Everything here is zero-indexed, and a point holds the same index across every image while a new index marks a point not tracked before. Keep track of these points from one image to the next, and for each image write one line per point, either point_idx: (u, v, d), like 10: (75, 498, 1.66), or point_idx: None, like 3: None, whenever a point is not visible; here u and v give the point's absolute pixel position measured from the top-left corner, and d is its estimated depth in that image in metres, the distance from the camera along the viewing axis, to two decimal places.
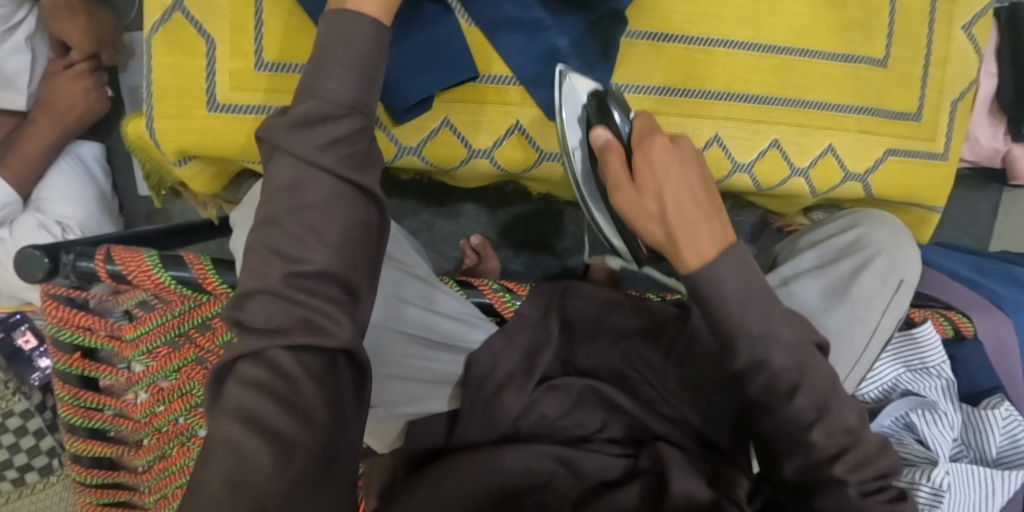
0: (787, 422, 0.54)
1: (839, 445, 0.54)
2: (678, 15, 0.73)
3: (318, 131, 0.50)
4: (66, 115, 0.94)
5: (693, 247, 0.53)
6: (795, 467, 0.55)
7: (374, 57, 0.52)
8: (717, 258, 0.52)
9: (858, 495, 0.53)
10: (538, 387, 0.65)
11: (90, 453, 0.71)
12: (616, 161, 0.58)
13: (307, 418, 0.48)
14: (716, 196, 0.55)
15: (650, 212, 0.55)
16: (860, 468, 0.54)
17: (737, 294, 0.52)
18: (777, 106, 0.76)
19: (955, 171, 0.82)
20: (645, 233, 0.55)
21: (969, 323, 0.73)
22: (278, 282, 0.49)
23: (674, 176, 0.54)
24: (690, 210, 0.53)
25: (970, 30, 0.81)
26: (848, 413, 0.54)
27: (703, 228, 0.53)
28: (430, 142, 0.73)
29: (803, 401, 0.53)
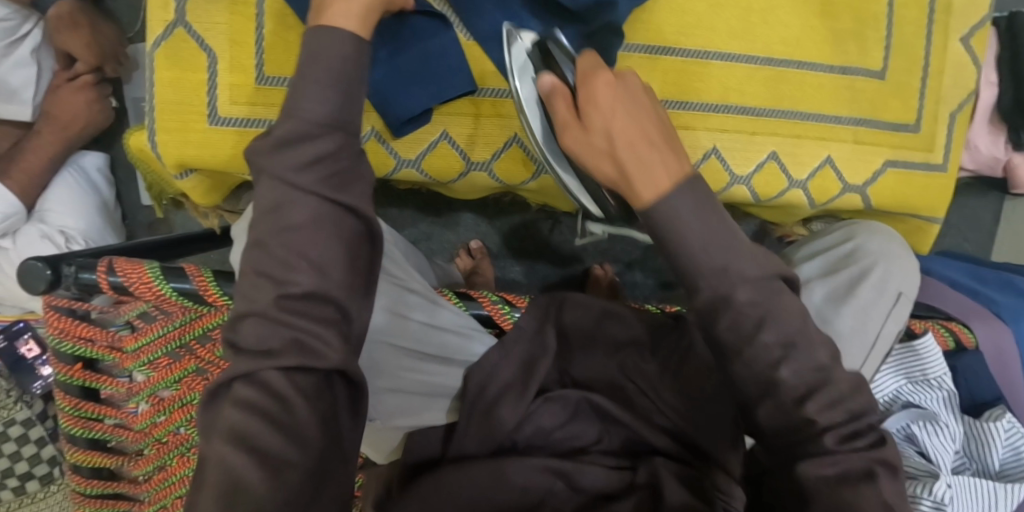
0: (752, 365, 0.50)
1: (808, 384, 0.50)
2: (671, 28, 0.74)
3: (296, 151, 0.50)
4: (68, 127, 0.94)
5: (648, 184, 0.50)
6: (769, 412, 0.51)
7: (349, 72, 0.52)
8: (676, 193, 0.49)
9: (835, 443, 0.50)
10: (535, 401, 0.65)
11: (90, 464, 0.71)
12: (563, 104, 0.56)
13: (299, 438, 0.49)
14: (669, 131, 0.52)
15: (600, 150, 0.53)
16: (833, 408, 0.50)
17: (698, 228, 0.49)
18: (773, 118, 0.76)
19: (954, 182, 0.82)
20: (599, 174, 0.53)
21: (971, 335, 0.72)
22: (267, 304, 0.49)
23: (621, 111, 0.52)
24: (642, 147, 0.51)
25: (968, 42, 0.81)
26: (820, 350, 0.51)
27: (658, 163, 0.50)
28: (429, 154, 0.74)
29: (770, 337, 0.49)
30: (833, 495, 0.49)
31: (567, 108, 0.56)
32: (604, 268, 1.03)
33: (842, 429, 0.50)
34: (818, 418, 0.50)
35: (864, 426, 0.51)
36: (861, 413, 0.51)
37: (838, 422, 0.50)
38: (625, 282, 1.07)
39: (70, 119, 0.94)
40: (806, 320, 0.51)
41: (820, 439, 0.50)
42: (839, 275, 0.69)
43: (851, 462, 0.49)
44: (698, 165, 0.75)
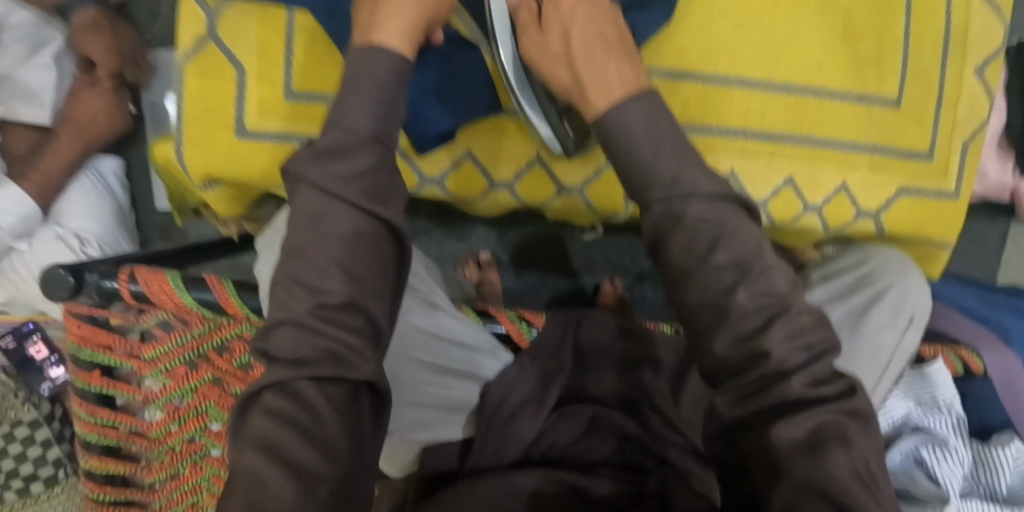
0: (707, 288, 0.51)
1: (764, 312, 0.50)
2: (693, 54, 0.75)
3: (340, 162, 0.52)
4: (87, 130, 0.95)
5: (599, 87, 0.58)
6: (725, 344, 0.50)
7: (393, 87, 0.54)
8: (625, 96, 0.57)
9: (802, 385, 0.48)
10: (549, 417, 0.66)
11: (103, 471, 0.71)
12: (527, 13, 0.63)
13: (329, 450, 0.49)
14: (621, 44, 0.62)
15: (556, 55, 0.61)
16: (792, 342, 0.49)
17: (645, 130, 0.55)
18: (791, 143, 0.77)
19: (965, 208, 0.83)
20: (552, 78, 0.62)
21: (978, 360, 0.72)
22: (303, 313, 0.51)
23: (580, 23, 0.61)
24: (596, 54, 0.60)
25: (981, 73, 0.82)
26: (777, 275, 0.51)
27: (609, 70, 0.59)
28: (453, 173, 0.76)
29: (723, 259, 0.51)
30: (808, 457, 0.46)
31: (532, 17, 0.62)
32: (614, 283, 1.03)
33: (808, 373, 0.49)
34: (777, 351, 0.48)
35: (829, 373, 0.50)
36: (822, 353, 0.50)
37: (801, 364, 0.49)
38: (635, 297, 1.08)
39: (89, 123, 0.95)
40: (759, 245, 0.52)
41: (786, 382, 0.48)
42: (854, 297, 0.70)
43: (822, 415, 0.47)
44: None
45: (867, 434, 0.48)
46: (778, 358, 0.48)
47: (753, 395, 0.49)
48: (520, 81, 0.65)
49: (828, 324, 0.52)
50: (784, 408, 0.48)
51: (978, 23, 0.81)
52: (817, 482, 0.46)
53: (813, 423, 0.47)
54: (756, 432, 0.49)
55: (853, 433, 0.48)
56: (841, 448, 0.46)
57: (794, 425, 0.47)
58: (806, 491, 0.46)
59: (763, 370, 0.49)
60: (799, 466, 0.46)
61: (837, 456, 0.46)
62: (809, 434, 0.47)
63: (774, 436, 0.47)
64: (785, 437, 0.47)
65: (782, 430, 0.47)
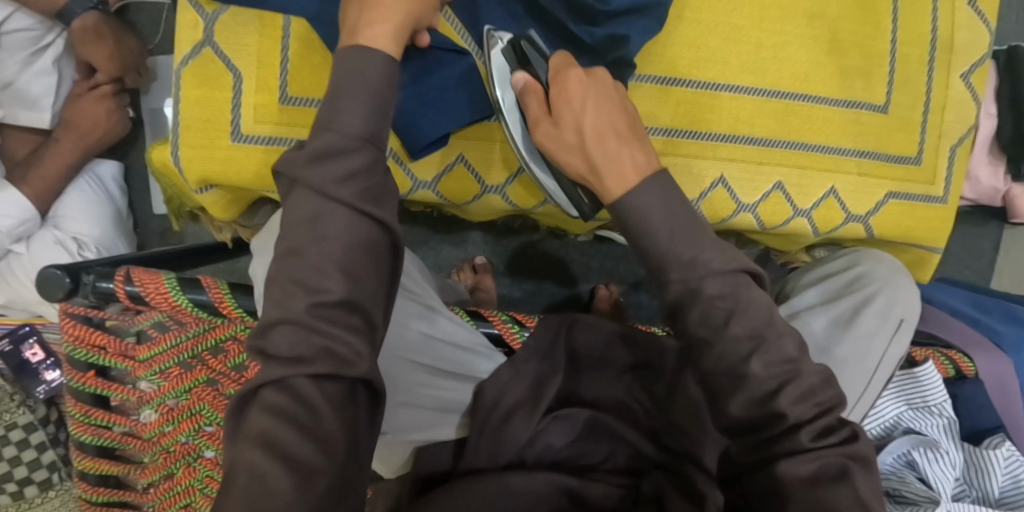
0: (725, 358, 0.52)
1: (777, 378, 0.51)
2: (684, 61, 0.76)
3: (337, 162, 0.52)
4: (86, 135, 0.96)
5: (616, 178, 0.54)
6: (741, 406, 0.52)
7: (387, 91, 0.55)
8: (643, 188, 0.53)
9: (810, 439, 0.51)
10: (543, 420, 0.66)
11: (97, 471, 0.72)
12: (535, 101, 0.60)
13: (326, 445, 0.50)
14: (637, 127, 0.57)
15: (570, 145, 0.57)
16: (803, 402, 0.51)
17: (661, 215, 0.53)
18: (781, 149, 0.78)
19: (953, 213, 0.83)
20: (568, 167, 0.58)
21: (970, 363, 0.73)
22: (301, 311, 0.51)
23: (591, 108, 0.56)
24: (609, 142, 0.55)
25: (968, 78, 0.83)
26: (788, 343, 0.52)
27: (625, 158, 0.54)
28: (445, 177, 0.77)
29: (738, 330, 0.51)
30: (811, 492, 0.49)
31: (540, 104, 0.60)
32: (609, 289, 1.04)
33: (815, 426, 0.51)
34: (790, 412, 0.51)
35: (835, 422, 0.52)
36: (830, 409, 0.52)
37: (810, 418, 0.51)
38: (630, 303, 1.09)
39: (90, 128, 0.96)
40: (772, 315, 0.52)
41: (796, 435, 0.51)
42: (844, 300, 0.70)
43: (827, 457, 0.50)
44: (707, 193, 0.77)
45: (871, 478, 0.50)
46: (792, 418, 0.51)
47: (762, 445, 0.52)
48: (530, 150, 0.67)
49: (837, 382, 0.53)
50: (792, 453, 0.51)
51: (964, 32, 0.83)
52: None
53: (818, 463, 0.50)
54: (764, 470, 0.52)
55: (858, 475, 0.50)
56: (843, 486, 0.49)
57: (801, 464, 0.50)
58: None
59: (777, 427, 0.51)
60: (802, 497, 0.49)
61: (840, 490, 0.49)
62: (814, 474, 0.50)
63: (781, 474, 0.50)
64: (791, 474, 0.50)
65: (789, 468, 0.50)
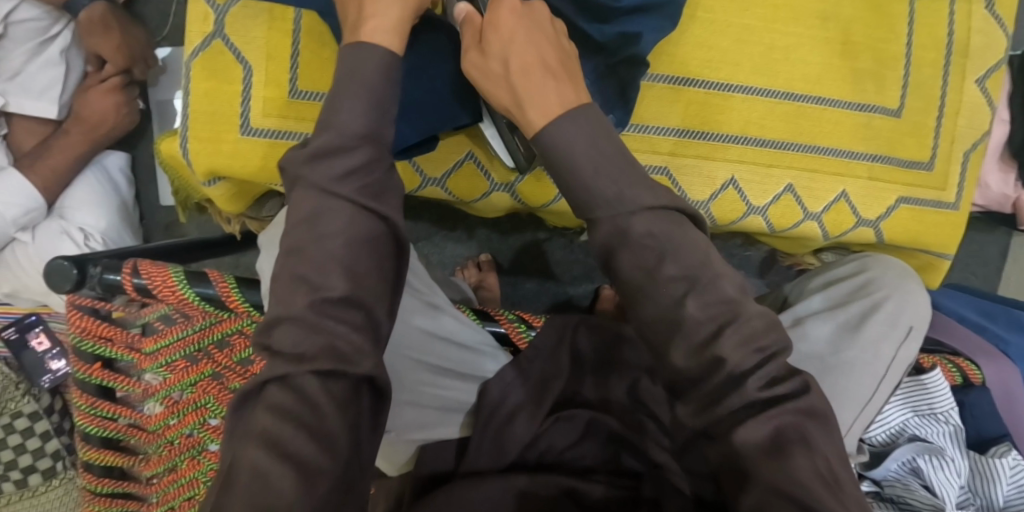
0: (659, 302, 0.52)
1: (716, 321, 0.51)
2: (696, 61, 0.75)
3: (333, 161, 0.53)
4: (99, 127, 0.96)
5: (539, 108, 0.55)
6: (684, 355, 0.51)
7: (384, 88, 0.54)
8: (566, 119, 0.54)
9: (756, 389, 0.50)
10: (547, 419, 0.66)
11: (102, 463, 0.71)
12: (469, 30, 0.58)
13: (330, 444, 0.50)
14: (566, 61, 0.57)
15: (496, 75, 0.56)
16: (745, 347, 0.51)
17: (585, 148, 0.54)
18: (792, 151, 0.78)
19: (966, 220, 0.83)
20: (493, 97, 0.57)
21: (977, 371, 0.73)
22: (303, 308, 0.52)
23: (520, 39, 0.56)
24: (534, 73, 0.55)
25: (983, 83, 0.82)
26: (725, 285, 0.52)
27: (550, 90, 0.55)
28: (453, 174, 0.78)
29: (671, 270, 0.52)
30: (770, 462, 0.49)
31: (474, 34, 0.58)
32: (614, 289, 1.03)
33: (761, 374, 0.51)
34: (731, 357, 0.50)
35: (780, 373, 0.51)
36: (776, 354, 0.51)
37: (755, 366, 0.51)
38: None
39: (99, 122, 0.96)
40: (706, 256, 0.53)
41: (742, 387, 0.50)
42: (851, 306, 0.70)
43: (779, 417, 0.50)
44: (717, 195, 0.77)
45: (827, 432, 0.51)
46: (732, 364, 0.50)
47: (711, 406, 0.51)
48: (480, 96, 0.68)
49: (780, 327, 0.53)
50: (745, 414, 0.50)
51: (980, 36, 0.82)
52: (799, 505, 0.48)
53: (773, 423, 0.50)
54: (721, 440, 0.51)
55: (814, 434, 0.50)
56: (802, 452, 0.49)
57: (755, 427, 0.50)
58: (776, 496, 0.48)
59: (721, 377, 0.50)
60: (764, 473, 0.49)
61: (800, 460, 0.49)
62: (769, 437, 0.50)
63: (738, 441, 0.50)
64: (746, 440, 0.50)
65: (743, 434, 0.50)
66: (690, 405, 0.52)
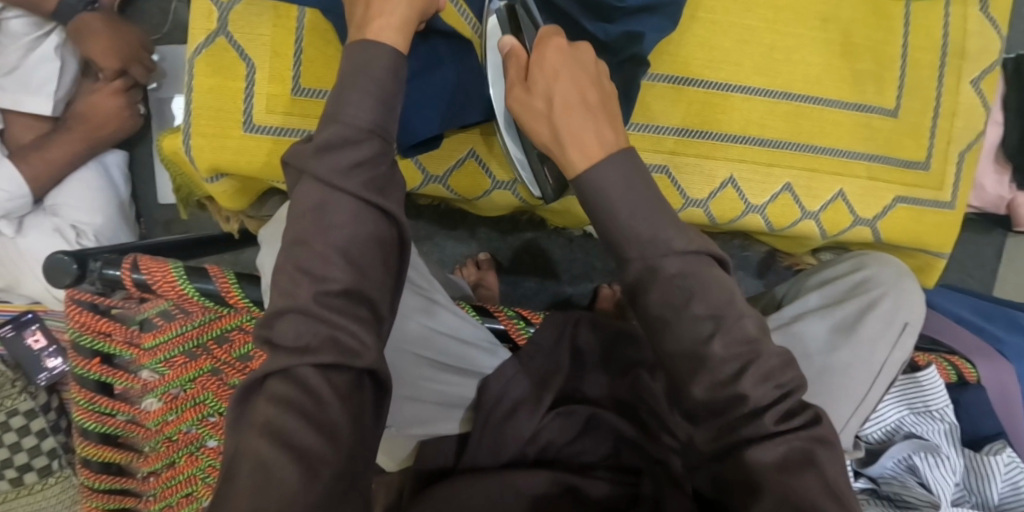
0: (683, 339, 0.52)
1: (739, 359, 0.51)
2: (697, 61, 0.76)
3: (340, 154, 0.53)
4: (99, 129, 0.96)
5: (578, 147, 0.54)
6: (704, 389, 0.52)
7: (391, 84, 0.55)
8: (604, 160, 0.54)
9: (773, 422, 0.51)
10: (547, 414, 0.66)
11: (100, 458, 0.70)
12: (514, 66, 0.59)
13: (332, 436, 0.50)
14: (610, 105, 0.57)
15: (539, 113, 0.56)
16: (765, 383, 0.51)
17: (622, 190, 0.53)
18: (791, 151, 0.78)
19: (961, 219, 0.84)
20: (534, 134, 0.57)
21: (972, 369, 0.74)
22: (308, 300, 0.52)
23: (565, 79, 0.56)
24: (577, 113, 0.55)
25: (978, 84, 0.83)
26: (749, 323, 0.52)
27: (590, 130, 0.55)
28: (455, 172, 0.78)
29: (700, 311, 0.52)
30: (780, 477, 0.50)
31: (518, 70, 0.58)
32: (612, 288, 1.03)
33: (778, 408, 0.51)
34: (752, 395, 0.51)
35: (796, 405, 0.52)
36: (793, 392, 0.52)
37: (771, 401, 0.51)
38: None
39: (100, 123, 0.96)
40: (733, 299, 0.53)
41: (759, 420, 0.51)
42: (846, 304, 0.70)
43: (791, 442, 0.51)
44: (716, 194, 0.78)
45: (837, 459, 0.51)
46: (753, 401, 0.51)
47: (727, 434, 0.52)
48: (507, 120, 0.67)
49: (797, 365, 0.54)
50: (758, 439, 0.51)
51: (976, 39, 0.82)
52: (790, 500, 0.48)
53: (785, 448, 0.51)
54: (730, 459, 0.52)
55: (822, 457, 0.51)
56: (811, 474, 0.50)
57: (767, 449, 0.51)
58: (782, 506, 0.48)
59: (739, 411, 0.51)
60: (769, 481, 0.50)
61: (808, 480, 0.49)
62: (781, 458, 0.50)
63: (750, 460, 0.51)
64: (759, 460, 0.50)
65: (756, 454, 0.51)
66: (706, 430, 0.53)
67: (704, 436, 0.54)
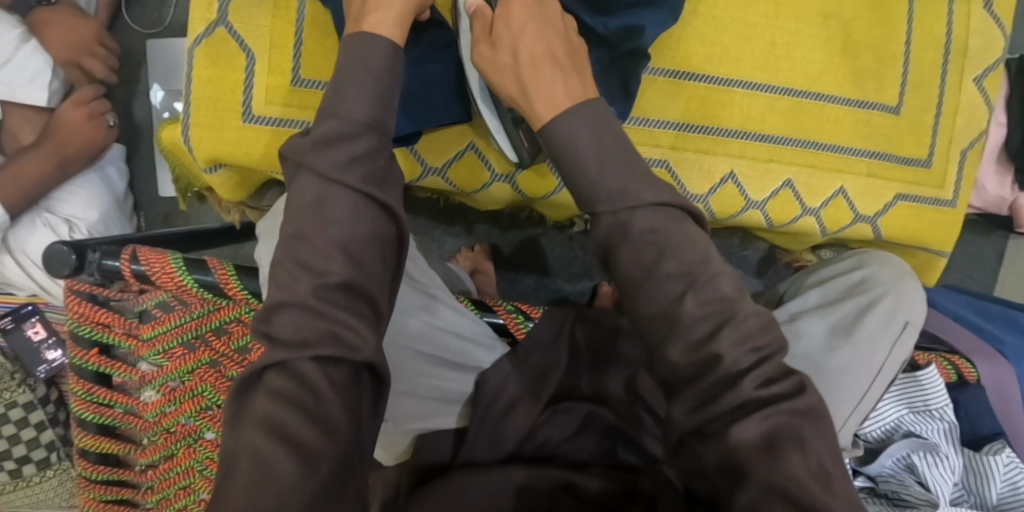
0: (656, 301, 0.52)
1: (711, 319, 0.51)
2: (698, 57, 0.76)
3: (338, 149, 0.53)
4: (65, 146, 0.94)
5: (545, 98, 0.57)
6: (680, 353, 0.52)
7: (389, 78, 0.55)
8: (570, 109, 0.56)
9: (752, 387, 0.50)
10: (543, 413, 0.67)
11: (97, 450, 0.70)
12: (479, 22, 0.61)
13: (330, 429, 0.50)
14: (576, 59, 0.60)
15: (506, 66, 0.59)
16: (741, 345, 0.51)
17: (590, 145, 0.55)
18: (791, 147, 0.78)
19: (962, 218, 0.83)
20: (502, 88, 0.60)
21: (972, 368, 0.74)
22: (306, 294, 0.52)
23: (530, 31, 0.59)
24: (543, 65, 0.58)
25: (981, 83, 0.83)
26: (723, 283, 0.53)
27: (557, 82, 0.57)
28: (455, 164, 0.78)
29: (670, 266, 0.52)
30: (765, 459, 0.49)
31: (483, 26, 0.60)
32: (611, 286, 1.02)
33: (756, 374, 0.51)
34: (728, 354, 0.50)
35: (776, 373, 0.51)
36: (771, 354, 0.51)
37: (750, 366, 0.51)
38: None
39: (68, 136, 0.94)
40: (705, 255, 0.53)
41: (739, 386, 0.50)
42: (847, 304, 0.70)
43: (773, 416, 0.50)
44: (717, 189, 0.78)
45: (822, 434, 0.50)
46: (729, 361, 0.50)
47: (707, 403, 0.51)
48: (480, 89, 0.66)
49: (776, 327, 0.53)
50: (737, 409, 0.50)
51: (978, 36, 0.82)
52: (776, 483, 0.48)
53: (768, 422, 0.50)
54: None
55: (806, 434, 0.50)
56: (795, 451, 0.49)
57: (749, 425, 0.50)
58: (769, 494, 0.48)
59: (714, 376, 0.50)
60: (760, 471, 0.49)
61: (796, 456, 0.49)
62: (762, 435, 0.49)
63: None
64: (740, 437, 0.50)
65: (737, 432, 0.50)
66: (683, 404, 0.52)
67: (682, 408, 0.52)
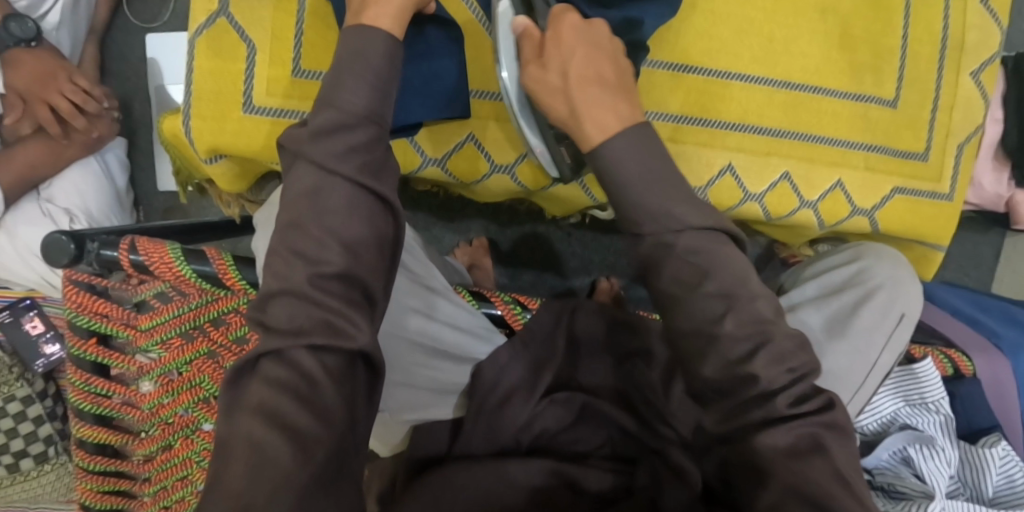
0: (695, 317, 0.53)
1: (751, 339, 0.52)
2: (697, 50, 0.76)
3: (336, 138, 0.53)
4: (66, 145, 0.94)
5: (597, 122, 0.55)
6: (715, 369, 0.52)
7: (389, 69, 0.55)
8: (623, 134, 0.55)
9: (786, 405, 0.52)
10: (541, 402, 0.66)
11: (94, 440, 0.70)
12: (529, 44, 0.59)
13: (326, 418, 0.50)
14: (622, 81, 0.59)
15: (555, 87, 0.57)
16: (776, 365, 0.52)
17: (635, 168, 0.54)
18: (788, 140, 0.78)
19: (959, 211, 0.84)
20: (548, 108, 0.58)
21: (968, 362, 0.74)
22: (301, 282, 0.52)
23: (581, 55, 0.57)
24: (594, 87, 0.57)
25: (977, 77, 0.83)
26: (761, 304, 0.53)
27: (607, 106, 0.56)
28: (455, 155, 0.78)
29: (711, 289, 0.53)
30: (790, 464, 0.51)
31: (533, 47, 0.58)
32: (610, 282, 1.03)
33: (790, 392, 0.52)
34: (764, 375, 0.51)
35: (809, 390, 0.53)
36: (806, 374, 0.53)
37: (784, 385, 0.52)
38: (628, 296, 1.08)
39: None
40: (745, 276, 0.54)
41: (772, 402, 0.51)
42: (843, 295, 0.70)
43: (800, 428, 0.51)
44: (715, 181, 0.78)
45: (844, 442, 0.52)
46: (765, 381, 0.51)
47: (737, 416, 0.53)
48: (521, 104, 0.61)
49: (810, 349, 0.54)
50: (767, 422, 0.52)
51: (975, 32, 0.83)
52: (800, 487, 0.50)
53: (796, 434, 0.51)
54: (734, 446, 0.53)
55: (832, 443, 0.51)
56: (818, 459, 0.51)
57: (779, 435, 0.51)
58: (789, 496, 0.50)
59: (753, 392, 0.52)
60: (780, 472, 0.51)
61: (816, 463, 0.50)
62: (790, 444, 0.51)
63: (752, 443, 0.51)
64: (767, 444, 0.51)
65: (762, 439, 0.51)
66: (715, 413, 0.54)
67: (713, 418, 0.54)
